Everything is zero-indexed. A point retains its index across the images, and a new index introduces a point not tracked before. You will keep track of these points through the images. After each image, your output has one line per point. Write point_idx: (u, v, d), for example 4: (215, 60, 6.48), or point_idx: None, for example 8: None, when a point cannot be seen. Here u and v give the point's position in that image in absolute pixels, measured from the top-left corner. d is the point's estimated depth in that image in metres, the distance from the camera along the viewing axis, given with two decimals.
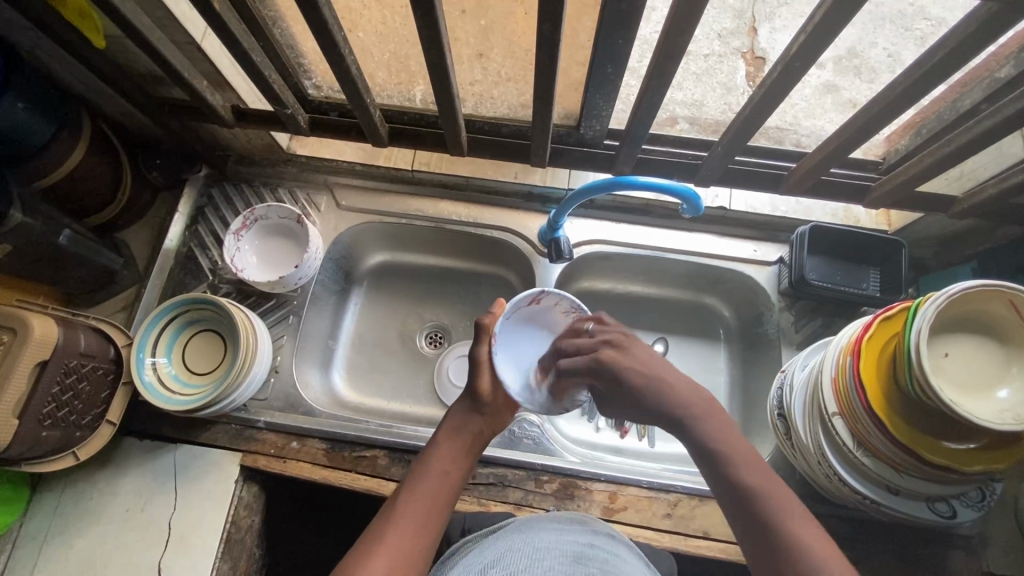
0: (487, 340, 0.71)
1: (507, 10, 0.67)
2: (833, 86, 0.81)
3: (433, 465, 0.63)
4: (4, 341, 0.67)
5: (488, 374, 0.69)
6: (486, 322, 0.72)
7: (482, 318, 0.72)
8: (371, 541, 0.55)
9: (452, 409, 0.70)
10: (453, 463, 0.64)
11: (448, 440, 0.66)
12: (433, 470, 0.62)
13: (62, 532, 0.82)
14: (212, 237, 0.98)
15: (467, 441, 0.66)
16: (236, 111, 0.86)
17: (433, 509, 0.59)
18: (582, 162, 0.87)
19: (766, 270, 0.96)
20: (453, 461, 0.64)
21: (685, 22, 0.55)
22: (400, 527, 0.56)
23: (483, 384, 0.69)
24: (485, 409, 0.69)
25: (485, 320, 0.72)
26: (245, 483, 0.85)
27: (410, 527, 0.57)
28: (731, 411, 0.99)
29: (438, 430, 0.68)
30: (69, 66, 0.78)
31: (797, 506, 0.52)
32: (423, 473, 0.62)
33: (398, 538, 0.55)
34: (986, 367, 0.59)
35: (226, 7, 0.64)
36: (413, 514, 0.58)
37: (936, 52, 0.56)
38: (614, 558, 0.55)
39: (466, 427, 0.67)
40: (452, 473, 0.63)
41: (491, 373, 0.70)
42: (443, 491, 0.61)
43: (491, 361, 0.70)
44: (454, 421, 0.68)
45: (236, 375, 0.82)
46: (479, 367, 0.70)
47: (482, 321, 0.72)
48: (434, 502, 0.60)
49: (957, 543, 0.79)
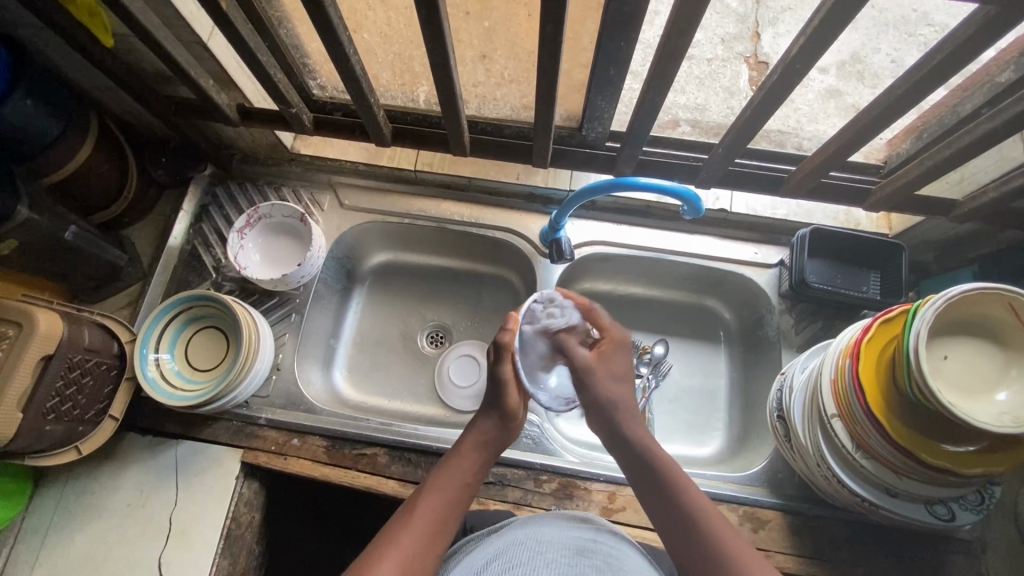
0: (508, 358, 0.69)
1: (511, 12, 0.68)
2: (836, 91, 0.83)
3: (453, 476, 0.64)
4: (11, 335, 0.68)
5: (515, 392, 0.69)
6: (506, 340, 0.70)
7: (500, 335, 0.70)
8: (384, 542, 0.55)
9: (477, 418, 0.70)
10: (471, 473, 0.65)
11: (473, 452, 0.67)
12: (453, 478, 0.63)
13: (63, 527, 0.83)
14: (216, 235, 0.99)
15: (487, 455, 0.68)
16: (241, 110, 0.87)
17: (450, 517, 0.60)
18: (584, 163, 0.87)
19: (766, 273, 0.96)
20: (472, 473, 0.65)
21: (686, 24, 0.55)
22: (419, 529, 0.57)
23: (513, 400, 0.69)
24: (511, 425, 0.70)
25: (505, 338, 0.70)
26: (246, 479, 0.86)
27: (425, 528, 0.57)
28: (730, 413, 0.99)
29: (461, 441, 0.68)
30: (78, 66, 0.80)
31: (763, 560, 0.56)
32: (442, 481, 0.63)
33: (412, 540, 0.56)
34: (984, 369, 0.59)
35: (233, 6, 0.65)
36: (429, 517, 0.58)
37: (934, 57, 0.57)
38: (617, 553, 0.55)
39: (491, 441, 0.68)
40: (469, 482, 0.64)
41: (516, 388, 0.70)
42: (457, 499, 0.62)
43: (516, 378, 0.70)
44: (483, 431, 0.69)
45: (240, 370, 0.83)
46: (502, 386, 0.69)
47: (502, 340, 0.70)
48: (450, 511, 0.60)
49: (955, 547, 0.79)
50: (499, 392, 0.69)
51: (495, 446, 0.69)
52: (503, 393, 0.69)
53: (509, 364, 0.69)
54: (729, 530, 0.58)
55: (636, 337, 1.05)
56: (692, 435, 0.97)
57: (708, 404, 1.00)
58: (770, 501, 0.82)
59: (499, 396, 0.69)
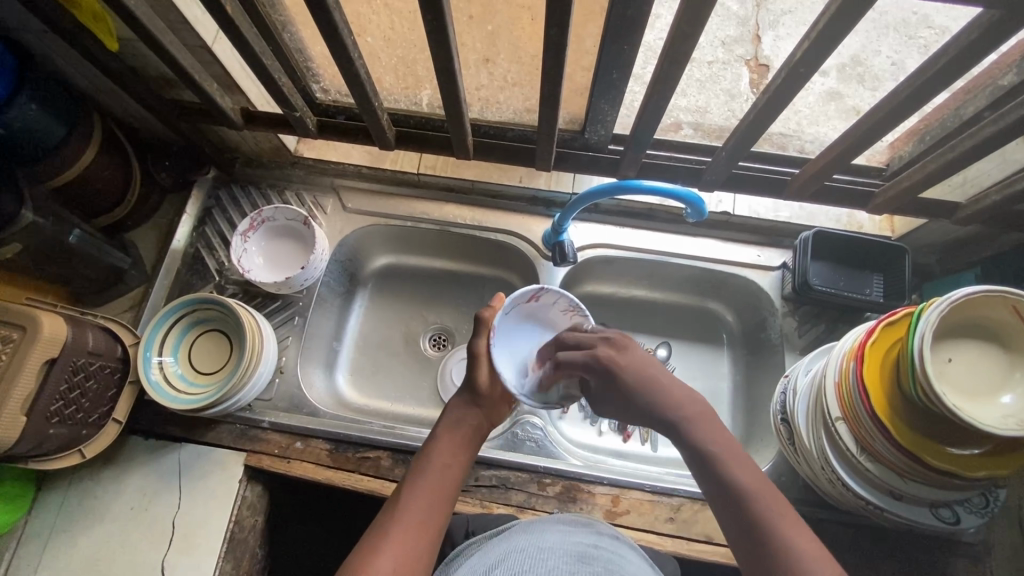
0: (486, 333, 0.72)
1: (513, 16, 0.69)
2: (837, 93, 0.83)
3: (432, 462, 0.63)
4: (14, 339, 0.68)
5: (484, 368, 0.70)
6: (486, 315, 0.73)
7: (483, 310, 0.74)
8: (374, 538, 0.55)
9: (451, 404, 0.71)
10: (451, 459, 0.64)
11: (448, 435, 0.67)
12: (435, 465, 0.63)
13: (66, 532, 0.83)
14: (220, 238, 0.99)
15: (466, 437, 0.67)
16: (245, 113, 0.87)
17: (437, 504, 0.60)
18: (586, 167, 0.88)
19: (769, 275, 0.96)
20: (453, 454, 0.65)
21: (689, 29, 0.55)
22: (407, 523, 0.57)
23: (480, 378, 0.70)
24: (482, 401, 0.70)
25: (485, 313, 0.73)
26: (249, 483, 0.86)
27: (415, 520, 0.57)
28: (733, 415, 0.99)
29: (437, 426, 0.68)
30: (83, 70, 0.80)
31: (798, 521, 0.51)
32: (422, 470, 0.62)
33: (404, 534, 0.55)
34: (989, 372, 0.59)
35: (238, 11, 0.65)
36: (418, 509, 0.58)
37: (938, 60, 0.57)
38: (619, 558, 0.55)
39: (465, 420, 0.69)
40: (452, 465, 0.64)
41: (488, 365, 0.71)
42: (440, 486, 0.61)
43: (488, 353, 0.72)
44: (454, 416, 0.69)
45: (244, 371, 0.82)
46: (475, 361, 0.71)
47: (483, 314, 0.73)
48: (436, 497, 0.60)
49: (960, 550, 0.79)
50: (468, 371, 0.72)
51: (472, 425, 0.69)
52: (472, 368, 0.71)
53: (483, 338, 0.72)
54: (778, 504, 0.52)
55: (638, 339, 1.05)
56: None
57: (711, 406, 1.00)
58: None
59: (467, 376, 0.72)
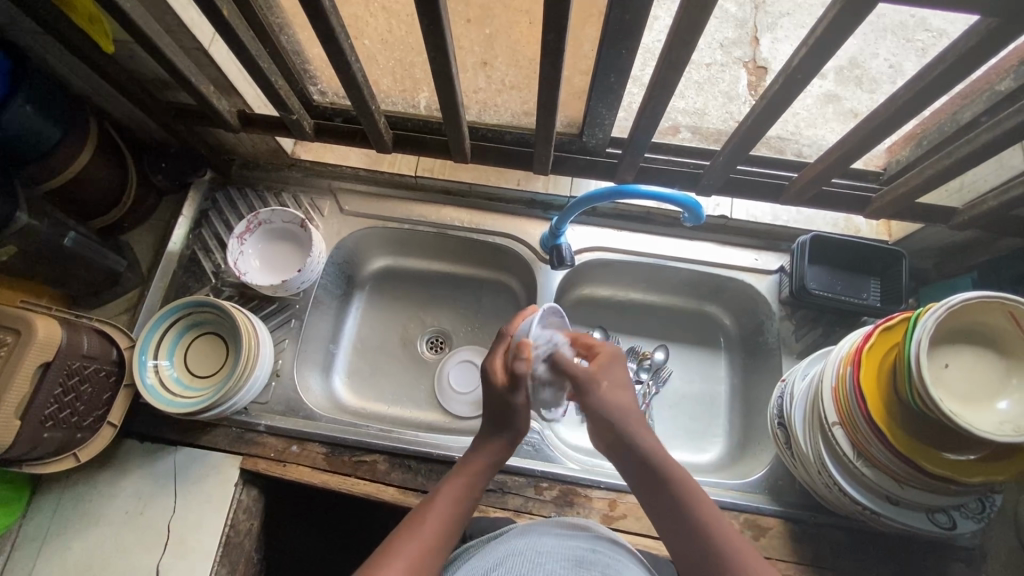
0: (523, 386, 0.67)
1: (512, 19, 0.69)
2: (833, 96, 0.83)
3: (456, 491, 0.63)
4: (8, 342, 0.67)
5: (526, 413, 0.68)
6: (523, 370, 0.65)
7: (518, 367, 0.65)
8: (393, 548, 0.56)
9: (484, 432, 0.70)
10: (476, 486, 0.65)
11: (476, 468, 0.66)
12: (454, 493, 0.63)
13: (60, 535, 0.82)
14: (216, 241, 0.99)
15: (496, 467, 0.68)
16: (242, 116, 0.87)
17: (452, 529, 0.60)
18: (584, 170, 0.87)
19: (766, 279, 0.96)
20: (474, 486, 0.65)
21: (688, 35, 0.55)
22: (419, 540, 0.57)
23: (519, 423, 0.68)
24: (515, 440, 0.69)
25: (521, 368, 0.66)
26: (245, 487, 0.85)
27: (432, 538, 0.58)
28: (730, 419, 0.99)
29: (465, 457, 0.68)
30: (79, 71, 0.79)
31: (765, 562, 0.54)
32: (446, 494, 0.63)
33: (415, 549, 0.56)
34: (985, 378, 0.59)
35: (235, 13, 0.64)
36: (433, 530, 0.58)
37: (934, 67, 0.57)
38: (615, 562, 0.55)
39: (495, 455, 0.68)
40: (476, 489, 0.65)
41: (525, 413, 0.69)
42: (459, 509, 0.62)
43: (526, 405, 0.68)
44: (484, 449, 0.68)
45: (240, 376, 0.82)
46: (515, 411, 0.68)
47: (521, 371, 0.65)
48: (454, 521, 0.60)
49: (957, 555, 0.79)
50: (511, 418, 0.68)
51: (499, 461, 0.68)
52: (515, 419, 0.68)
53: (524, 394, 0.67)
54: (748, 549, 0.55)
55: (636, 342, 1.05)
56: (692, 441, 0.97)
57: (708, 410, 1.00)
58: (771, 509, 0.82)
59: (508, 420, 0.68)
